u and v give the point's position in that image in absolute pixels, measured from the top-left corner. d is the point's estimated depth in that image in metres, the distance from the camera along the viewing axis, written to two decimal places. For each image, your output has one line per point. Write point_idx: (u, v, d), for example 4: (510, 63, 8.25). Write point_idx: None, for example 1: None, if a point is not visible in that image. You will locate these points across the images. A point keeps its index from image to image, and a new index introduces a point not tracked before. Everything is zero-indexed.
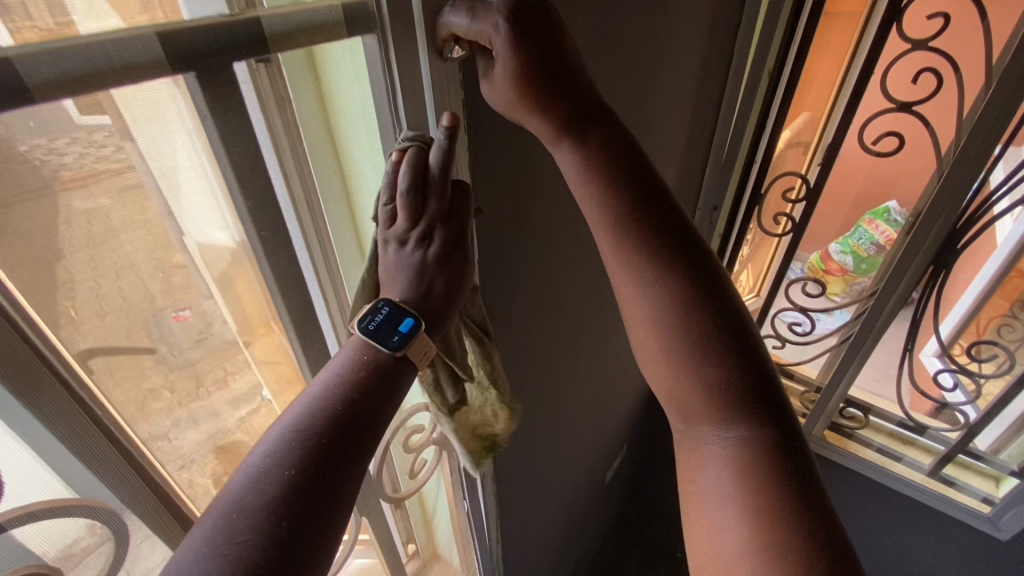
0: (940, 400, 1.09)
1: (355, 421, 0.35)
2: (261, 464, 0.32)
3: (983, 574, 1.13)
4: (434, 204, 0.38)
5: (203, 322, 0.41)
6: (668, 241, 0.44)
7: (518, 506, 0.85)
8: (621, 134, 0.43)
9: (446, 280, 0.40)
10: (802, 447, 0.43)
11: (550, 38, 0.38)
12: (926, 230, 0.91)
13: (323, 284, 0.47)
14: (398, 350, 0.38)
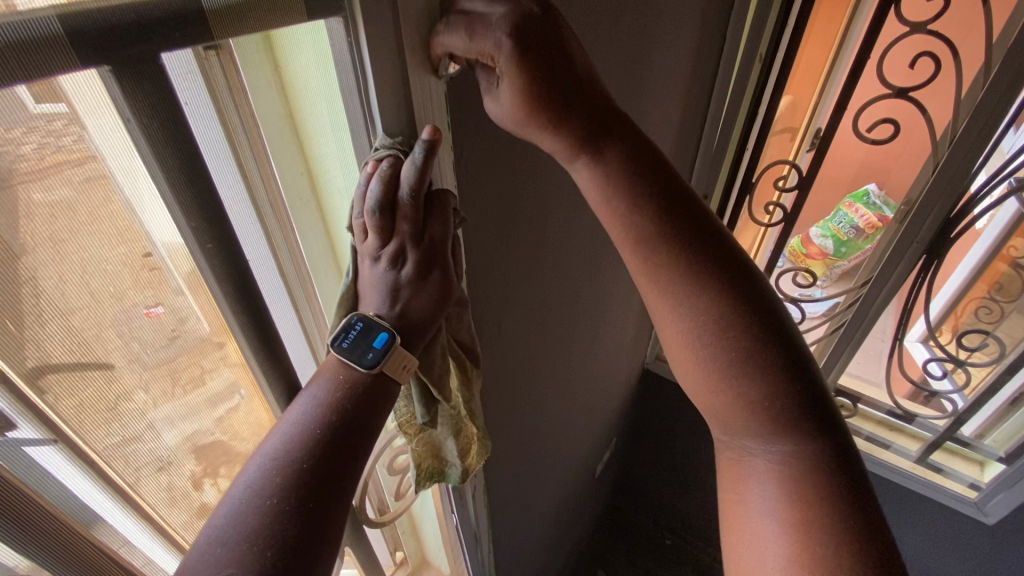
0: (927, 389, 1.09)
1: (343, 444, 0.31)
2: (243, 496, 0.28)
3: (967, 555, 1.15)
4: (408, 221, 0.34)
5: (177, 318, 0.36)
6: (702, 251, 0.42)
7: (510, 512, 0.82)
8: (638, 142, 0.42)
9: (427, 298, 0.35)
10: (854, 453, 0.42)
11: (558, 46, 0.35)
12: (923, 218, 0.90)
13: (297, 299, 0.43)
14: (374, 369, 0.33)
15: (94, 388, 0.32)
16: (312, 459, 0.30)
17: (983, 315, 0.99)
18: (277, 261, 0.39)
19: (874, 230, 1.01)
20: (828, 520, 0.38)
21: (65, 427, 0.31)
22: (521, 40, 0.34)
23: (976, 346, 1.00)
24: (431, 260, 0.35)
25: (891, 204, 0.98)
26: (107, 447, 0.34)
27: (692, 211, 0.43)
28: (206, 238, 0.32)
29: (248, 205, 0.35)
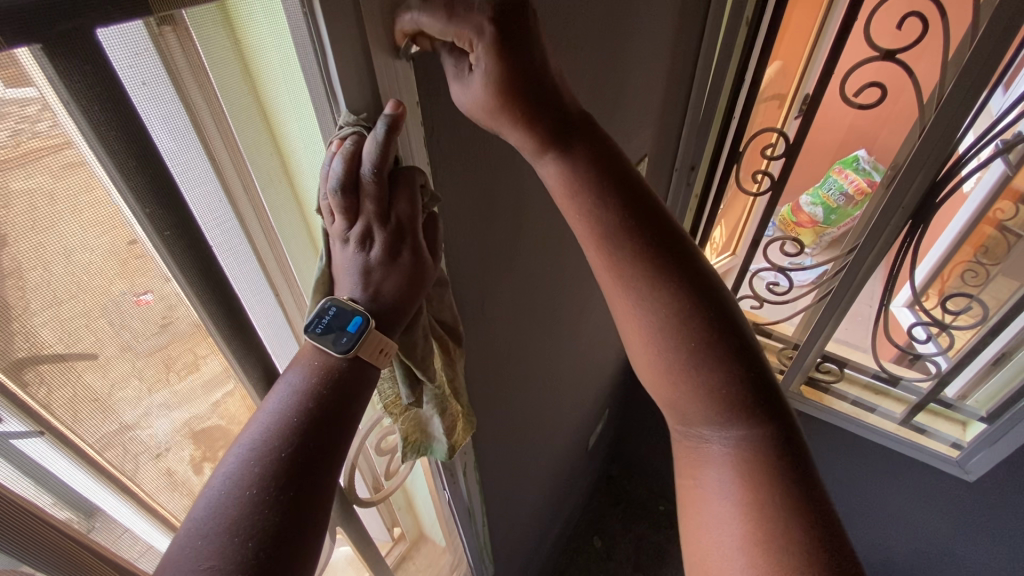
0: (912, 352, 1.11)
1: (322, 433, 0.31)
2: (221, 489, 0.28)
3: (949, 512, 1.18)
4: (373, 203, 0.33)
5: (168, 306, 0.35)
6: (658, 249, 0.42)
7: (502, 486, 0.83)
8: (603, 141, 0.43)
9: (400, 280, 0.35)
10: (800, 442, 0.43)
11: (529, 39, 0.37)
12: (910, 180, 0.89)
13: (275, 282, 0.42)
14: (348, 353, 0.32)
15: (86, 378, 0.32)
16: (291, 449, 0.29)
17: (968, 278, 1.00)
18: (250, 243, 0.39)
19: (863, 196, 1.02)
20: (777, 502, 0.39)
21: (57, 418, 0.32)
22: (501, 31, 0.35)
23: (960, 309, 1.01)
24: (400, 241, 0.35)
25: (880, 169, 0.98)
26: (96, 439, 0.34)
27: (650, 210, 0.43)
28: (165, 224, 0.32)
29: (215, 185, 0.34)
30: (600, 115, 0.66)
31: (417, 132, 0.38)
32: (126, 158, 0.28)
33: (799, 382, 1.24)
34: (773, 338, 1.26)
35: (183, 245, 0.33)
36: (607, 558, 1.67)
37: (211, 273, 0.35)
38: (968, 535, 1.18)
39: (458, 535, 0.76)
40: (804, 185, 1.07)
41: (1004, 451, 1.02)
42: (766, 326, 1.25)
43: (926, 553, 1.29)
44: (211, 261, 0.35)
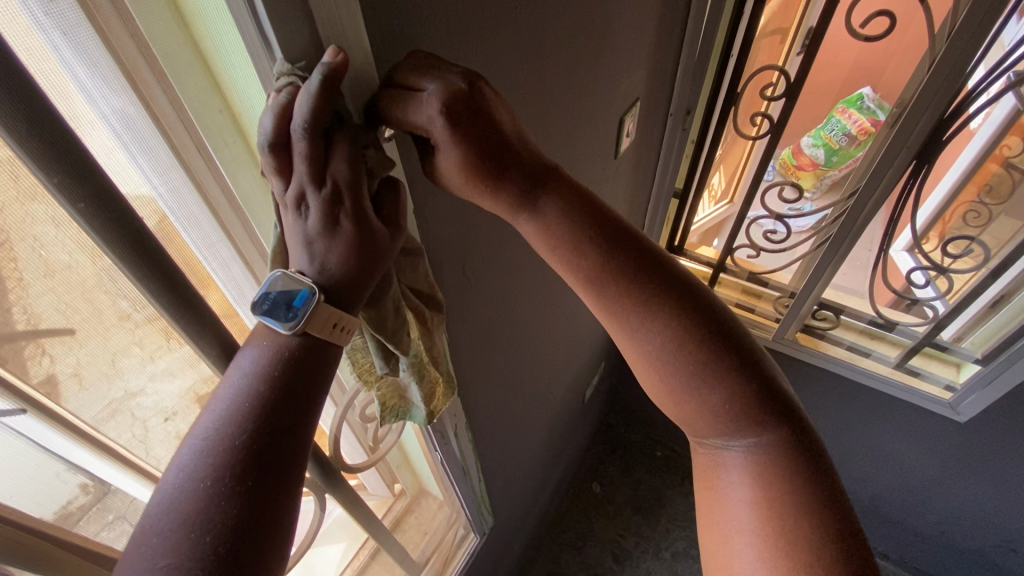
0: (910, 298, 1.09)
1: (280, 419, 0.30)
2: (176, 484, 0.28)
3: (938, 451, 1.21)
4: (307, 162, 0.30)
5: None
6: (655, 282, 0.41)
7: (497, 441, 0.84)
8: (572, 186, 0.40)
9: (342, 253, 0.32)
10: (810, 440, 0.44)
11: (485, 118, 0.35)
12: (915, 120, 0.85)
13: (234, 236, 0.40)
14: (295, 329, 0.31)
15: (88, 346, 0.35)
16: (246, 436, 0.29)
17: (970, 220, 0.97)
18: (205, 201, 0.37)
19: (866, 136, 0.96)
20: (792, 505, 0.42)
21: (63, 388, 0.35)
22: (454, 116, 0.34)
23: (961, 253, 0.99)
24: (339, 209, 0.32)
25: (884, 107, 0.92)
26: (90, 407, 0.37)
27: (638, 240, 0.42)
28: (80, 196, 0.27)
29: (159, 140, 0.33)
30: (586, 55, 0.61)
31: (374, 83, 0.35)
32: (18, 125, 0.24)
33: (794, 329, 1.24)
34: (769, 287, 1.24)
35: (106, 216, 0.29)
36: (607, 502, 1.73)
37: (150, 252, 0.32)
38: (956, 472, 1.22)
39: (454, 493, 0.77)
40: (808, 126, 1.00)
41: (995, 392, 1.03)
42: (762, 274, 1.23)
43: (913, 490, 1.33)
44: (146, 235, 0.31)
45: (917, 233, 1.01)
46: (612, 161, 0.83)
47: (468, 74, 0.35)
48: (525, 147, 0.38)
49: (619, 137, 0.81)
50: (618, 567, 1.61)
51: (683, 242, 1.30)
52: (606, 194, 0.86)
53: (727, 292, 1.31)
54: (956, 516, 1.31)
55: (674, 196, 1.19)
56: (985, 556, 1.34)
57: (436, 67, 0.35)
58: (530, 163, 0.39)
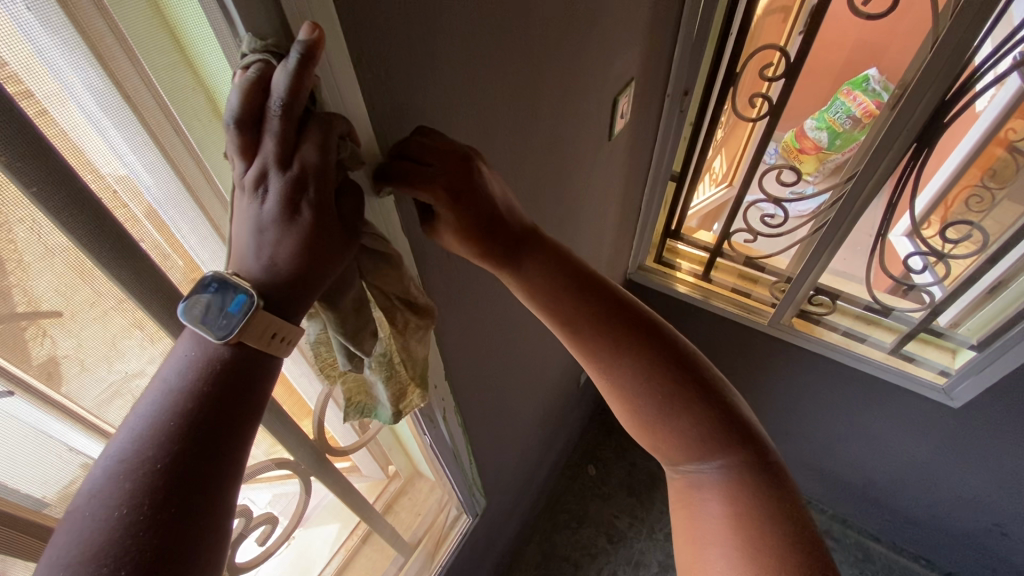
0: (908, 283, 1.09)
1: (205, 438, 0.28)
2: (85, 511, 0.26)
3: (931, 436, 1.22)
4: (276, 144, 0.30)
5: (161, 255, 0.37)
6: (626, 326, 0.51)
7: (488, 424, 0.85)
8: (555, 253, 0.49)
9: (291, 248, 0.31)
10: (768, 455, 0.51)
11: (479, 189, 0.42)
12: (917, 102, 0.83)
13: (214, 215, 0.39)
14: (227, 340, 0.29)
15: (89, 328, 0.35)
16: (167, 458, 0.27)
17: (972, 204, 0.96)
18: (181, 179, 0.36)
19: (871, 120, 0.93)
20: (757, 512, 0.47)
21: (63, 368, 0.35)
22: (455, 192, 0.41)
23: (961, 237, 0.98)
24: (300, 197, 0.31)
25: (890, 90, 0.89)
26: (90, 387, 0.37)
27: (611, 290, 0.51)
28: (34, 179, 0.27)
29: (133, 117, 0.32)
30: (576, 32, 0.59)
31: (344, 65, 0.33)
32: None
33: (790, 315, 1.23)
34: (766, 272, 1.23)
35: (61, 199, 0.29)
36: (601, 484, 1.75)
37: (110, 230, 0.32)
38: (949, 456, 1.22)
39: (445, 474, 0.78)
40: (809, 109, 0.98)
41: (990, 377, 1.03)
42: (759, 259, 1.22)
43: (905, 474, 1.34)
44: (104, 214, 0.31)
45: (916, 218, 1.00)
46: (606, 143, 0.81)
47: (466, 149, 0.41)
48: (511, 216, 0.46)
49: (613, 119, 0.79)
50: (612, 548, 1.64)
51: (680, 227, 1.28)
52: (599, 177, 0.85)
53: (723, 276, 1.30)
54: (947, 500, 1.32)
55: (671, 179, 1.18)
56: (974, 538, 1.36)
57: (442, 139, 0.40)
58: (517, 235, 0.48)
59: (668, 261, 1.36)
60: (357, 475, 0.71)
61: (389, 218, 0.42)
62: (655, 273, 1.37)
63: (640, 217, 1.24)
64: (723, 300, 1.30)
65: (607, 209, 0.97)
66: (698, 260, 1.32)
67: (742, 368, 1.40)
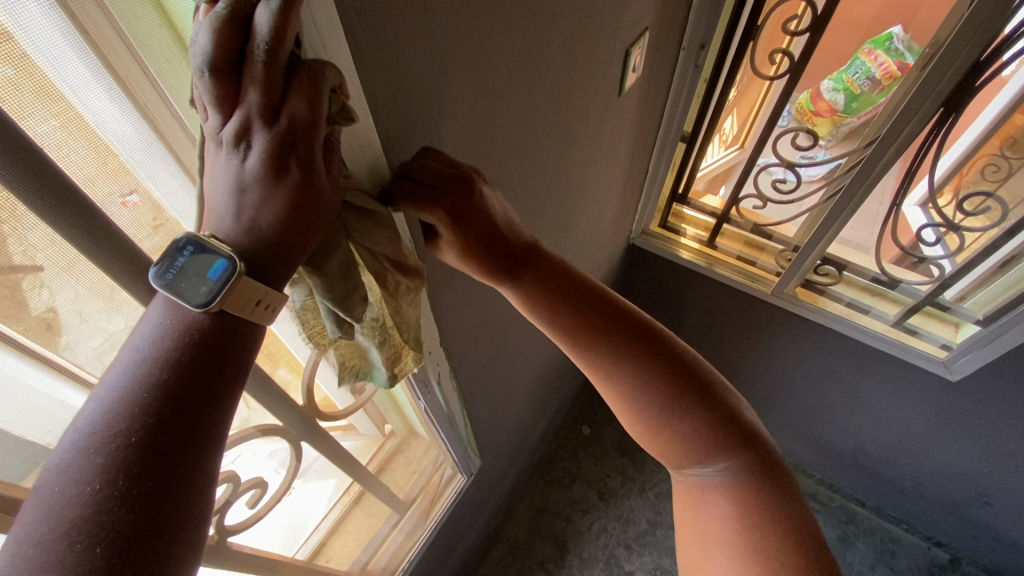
0: (917, 255, 1.06)
1: (183, 407, 0.26)
2: (53, 486, 0.24)
3: (925, 408, 1.22)
4: (260, 94, 0.27)
5: (154, 208, 0.35)
6: (636, 337, 0.53)
7: (485, 388, 0.84)
8: (551, 268, 0.52)
9: (275, 212, 0.29)
10: (772, 458, 0.54)
11: (479, 209, 0.44)
12: (947, 64, 0.78)
13: (191, 168, 0.36)
14: (209, 306, 0.27)
15: (82, 284, 0.33)
16: (145, 431, 0.25)
17: (988, 174, 0.92)
18: (158, 132, 0.33)
19: (891, 81, 0.89)
20: (764, 515, 0.51)
21: (63, 319, 0.33)
22: (455, 213, 0.43)
23: (976, 210, 0.95)
24: (285, 155, 0.28)
25: (914, 49, 0.84)
26: (82, 348, 0.35)
27: (613, 303, 0.54)
28: None
29: (93, 54, 0.28)
30: None
31: (327, 6, 0.29)
32: None
33: (794, 284, 1.21)
34: (773, 240, 1.20)
35: None
36: (595, 444, 1.79)
37: (65, 186, 0.28)
38: (941, 429, 1.23)
39: (440, 437, 0.78)
40: (829, 68, 0.94)
41: (993, 352, 1.02)
42: (767, 226, 1.19)
43: (895, 443, 1.36)
44: (57, 169, 0.28)
45: (934, 186, 0.96)
46: (616, 99, 0.77)
47: (467, 169, 0.43)
48: (512, 232, 0.49)
49: (625, 73, 0.74)
50: (603, 505, 1.68)
51: (687, 190, 1.24)
52: (607, 135, 0.81)
53: (728, 244, 1.27)
54: (934, 469, 1.34)
55: (681, 140, 1.13)
56: (957, 506, 1.39)
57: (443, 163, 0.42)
58: (516, 249, 0.50)
59: (673, 226, 1.33)
60: (353, 434, 0.71)
61: (380, 174, 0.40)
62: (658, 238, 1.34)
63: (647, 179, 1.20)
64: (727, 267, 1.27)
65: (613, 170, 0.93)
66: (704, 226, 1.29)
67: (741, 335, 1.39)
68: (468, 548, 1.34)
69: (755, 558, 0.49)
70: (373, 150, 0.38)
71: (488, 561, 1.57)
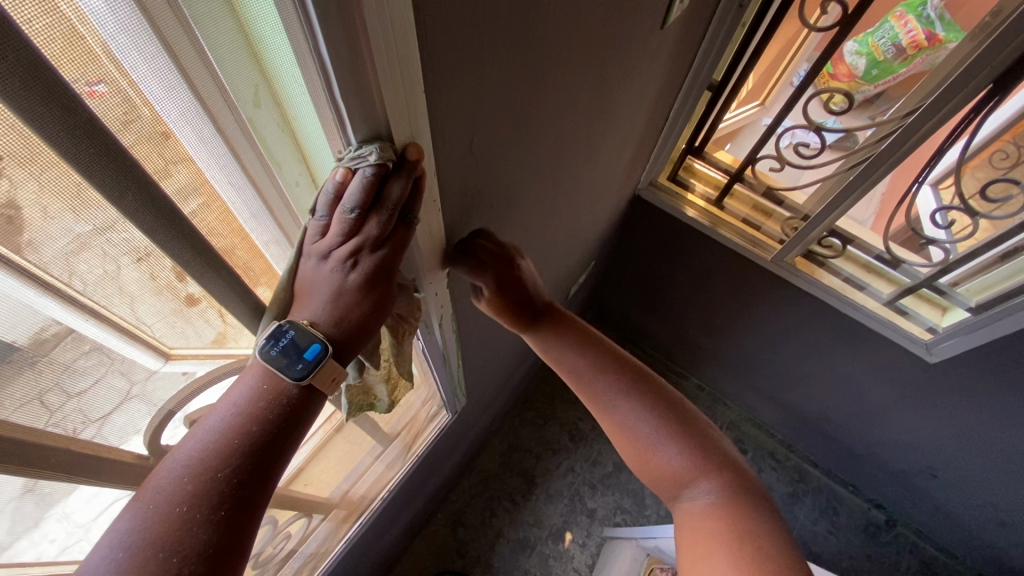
0: (921, 234, 1.02)
1: (258, 456, 0.35)
2: (160, 498, 0.32)
3: (897, 385, 1.26)
4: (373, 230, 0.37)
5: (126, 105, 0.29)
6: (630, 378, 0.64)
7: (481, 331, 0.82)
8: (559, 321, 0.65)
9: (362, 307, 0.39)
10: (753, 488, 0.60)
11: (518, 281, 0.60)
12: (1009, 39, 0.72)
13: (184, 64, 0.30)
14: (302, 378, 0.36)
15: (43, 176, 0.27)
16: (227, 470, 0.34)
17: (996, 160, 0.88)
18: (142, 10, 0.26)
19: (915, 51, 0.85)
20: (750, 527, 0.54)
21: (25, 217, 0.27)
22: (496, 280, 0.58)
23: (1001, 199, 0.90)
24: (378, 269, 0.39)
25: (946, 19, 0.81)
26: (47, 249, 0.30)
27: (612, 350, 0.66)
28: None
29: None
30: None
31: None
32: None
33: (795, 254, 1.19)
34: (782, 207, 1.17)
35: None
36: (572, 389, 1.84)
37: (16, 59, 0.22)
38: (909, 406, 1.28)
39: (433, 377, 0.76)
40: (857, 30, 0.88)
41: (978, 339, 1.03)
42: (778, 192, 1.16)
43: (860, 414, 1.41)
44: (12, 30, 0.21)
45: (967, 152, 0.89)
46: (657, 33, 0.70)
47: (511, 252, 0.58)
48: (536, 292, 0.64)
49: (672, 3, 0.67)
50: (573, 446, 1.74)
51: (703, 145, 1.19)
52: (640, 74, 0.74)
53: (736, 205, 1.24)
54: (891, 440, 1.41)
55: (707, 89, 1.06)
56: (904, 475, 1.48)
57: (495, 250, 0.56)
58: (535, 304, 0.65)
59: (682, 180, 1.28)
60: None
61: (414, 85, 0.34)
62: (666, 192, 1.30)
63: (664, 128, 1.14)
64: (731, 230, 1.25)
65: (636, 114, 0.87)
66: (714, 184, 1.24)
67: (731, 297, 1.40)
68: (442, 478, 1.38)
69: (745, 560, 0.51)
70: (408, 57, 0.32)
71: (459, 489, 1.63)
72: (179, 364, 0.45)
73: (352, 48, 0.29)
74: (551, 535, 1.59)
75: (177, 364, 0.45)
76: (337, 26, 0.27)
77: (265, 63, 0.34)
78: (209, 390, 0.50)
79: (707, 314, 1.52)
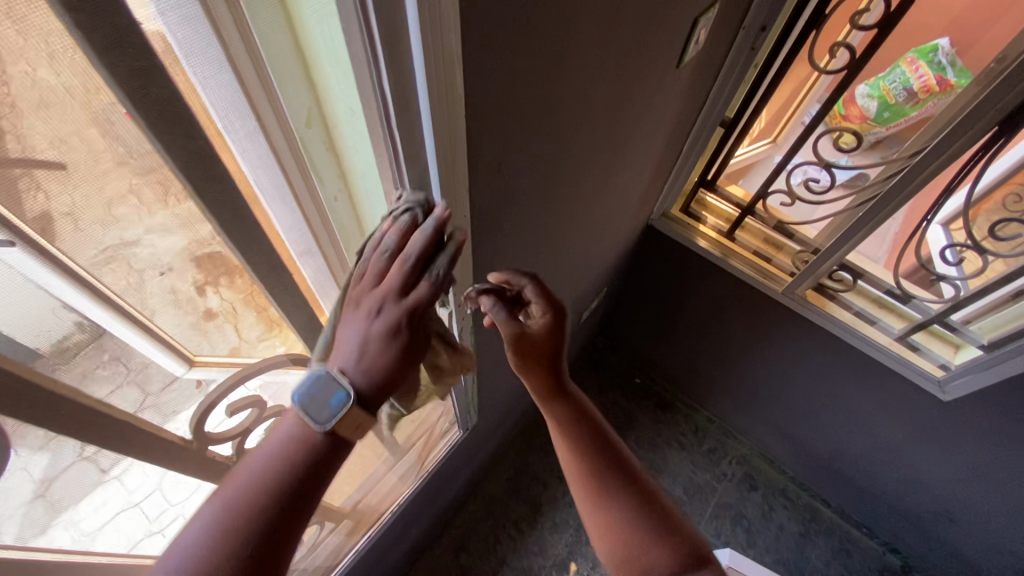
0: (932, 271, 1.04)
1: (302, 483, 0.40)
2: (223, 510, 0.38)
3: (910, 423, 1.25)
4: (396, 284, 0.42)
5: (191, 121, 0.32)
6: (616, 461, 0.69)
7: (496, 349, 0.84)
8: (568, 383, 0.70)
9: (386, 359, 0.42)
10: None
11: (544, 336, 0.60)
12: (1010, 85, 0.75)
13: (248, 84, 0.34)
14: (326, 425, 0.40)
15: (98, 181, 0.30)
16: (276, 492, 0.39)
17: (1010, 203, 0.89)
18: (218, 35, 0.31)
19: (926, 95, 0.89)
20: None
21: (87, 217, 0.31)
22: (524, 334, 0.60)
23: (1011, 238, 0.91)
24: (401, 324, 0.42)
25: (957, 66, 0.85)
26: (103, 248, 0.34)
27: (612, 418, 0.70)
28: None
29: None
30: None
31: None
32: None
33: (806, 287, 1.21)
34: (792, 240, 1.20)
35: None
36: None
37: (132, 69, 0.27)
38: (922, 445, 1.27)
39: (445, 391, 0.79)
40: (868, 73, 0.93)
41: (990, 377, 1.03)
42: (789, 226, 1.19)
43: (873, 452, 1.40)
44: (125, 50, 0.26)
45: (974, 195, 0.91)
46: (673, 71, 0.74)
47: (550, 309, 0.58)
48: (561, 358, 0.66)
49: (687, 44, 0.71)
50: None
51: (716, 178, 1.23)
52: (656, 109, 0.79)
53: (748, 238, 1.26)
54: (905, 480, 1.39)
55: (720, 125, 1.11)
56: (920, 518, 1.45)
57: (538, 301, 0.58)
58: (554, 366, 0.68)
59: (694, 213, 1.31)
60: None
61: (455, 111, 0.37)
62: (679, 224, 1.32)
63: (678, 161, 1.18)
64: (742, 261, 1.26)
65: (651, 146, 0.91)
66: (726, 217, 1.27)
67: (742, 328, 1.41)
68: (448, 499, 1.38)
69: None
70: (452, 86, 0.35)
71: (463, 513, 1.63)
72: (199, 372, 0.50)
73: (405, 75, 0.33)
74: (555, 565, 1.56)
75: (198, 371, 0.50)
76: (393, 56, 0.31)
77: (320, 92, 0.39)
78: (239, 389, 0.55)
79: (717, 345, 1.53)
